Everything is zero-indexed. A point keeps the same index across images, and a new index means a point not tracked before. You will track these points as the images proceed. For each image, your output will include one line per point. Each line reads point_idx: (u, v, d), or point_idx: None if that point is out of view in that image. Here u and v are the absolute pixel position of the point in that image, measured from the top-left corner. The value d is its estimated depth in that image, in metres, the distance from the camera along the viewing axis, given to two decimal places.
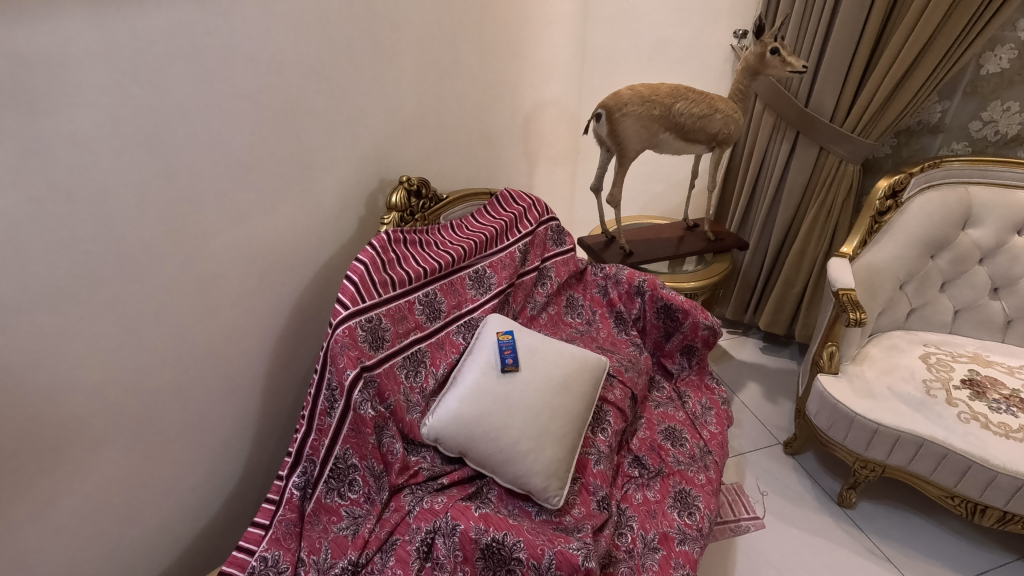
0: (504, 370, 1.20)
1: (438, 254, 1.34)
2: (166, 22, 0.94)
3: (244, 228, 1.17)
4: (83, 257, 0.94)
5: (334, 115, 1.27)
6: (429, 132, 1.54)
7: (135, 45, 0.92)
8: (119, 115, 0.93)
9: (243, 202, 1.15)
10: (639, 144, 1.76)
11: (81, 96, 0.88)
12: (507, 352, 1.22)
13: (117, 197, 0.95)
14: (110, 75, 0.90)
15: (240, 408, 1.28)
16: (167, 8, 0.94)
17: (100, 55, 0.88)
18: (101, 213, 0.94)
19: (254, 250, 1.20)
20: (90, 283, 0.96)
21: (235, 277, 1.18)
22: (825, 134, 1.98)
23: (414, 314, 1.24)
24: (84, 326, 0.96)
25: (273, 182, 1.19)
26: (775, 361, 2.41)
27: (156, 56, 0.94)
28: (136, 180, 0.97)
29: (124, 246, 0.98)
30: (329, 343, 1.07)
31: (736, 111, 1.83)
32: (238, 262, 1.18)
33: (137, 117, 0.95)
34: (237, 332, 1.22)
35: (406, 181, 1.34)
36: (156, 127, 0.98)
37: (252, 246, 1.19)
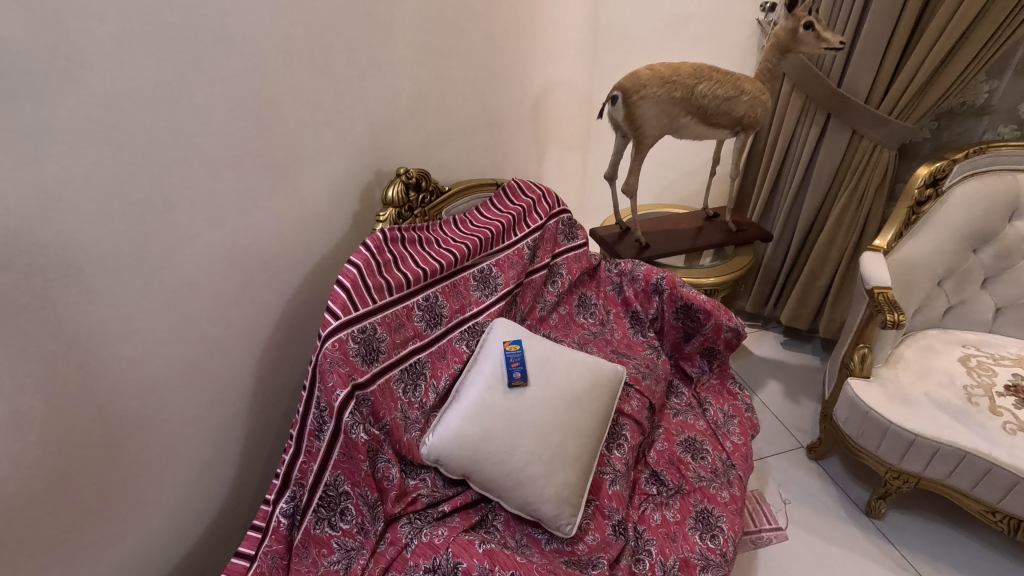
0: (512, 385, 1.09)
1: (440, 254, 1.23)
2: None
3: (223, 228, 1.05)
4: (37, 268, 0.83)
5: (322, 100, 1.14)
6: (428, 118, 1.41)
7: (86, 25, 0.80)
8: (72, 106, 0.81)
9: (220, 200, 1.04)
10: (658, 130, 1.62)
11: (25, 85, 0.76)
12: (515, 364, 1.12)
13: (75, 199, 0.84)
14: (59, 60, 0.79)
15: (225, 422, 1.18)
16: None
17: (44, 35, 0.76)
18: (53, 217, 0.83)
19: (233, 253, 1.09)
20: (48, 296, 0.85)
21: (213, 282, 1.07)
22: (859, 117, 1.83)
23: (413, 321, 1.14)
24: (42, 346, 0.86)
25: (255, 178, 1.08)
26: (796, 357, 2.29)
27: (112, 37, 0.83)
28: (92, 178, 0.86)
29: (82, 253, 0.87)
30: (317, 358, 0.96)
31: (763, 92, 1.69)
32: (216, 267, 1.07)
33: (93, 108, 0.83)
34: (219, 341, 1.11)
35: (404, 174, 1.21)
36: (113, 118, 0.86)
37: (232, 248, 1.08)
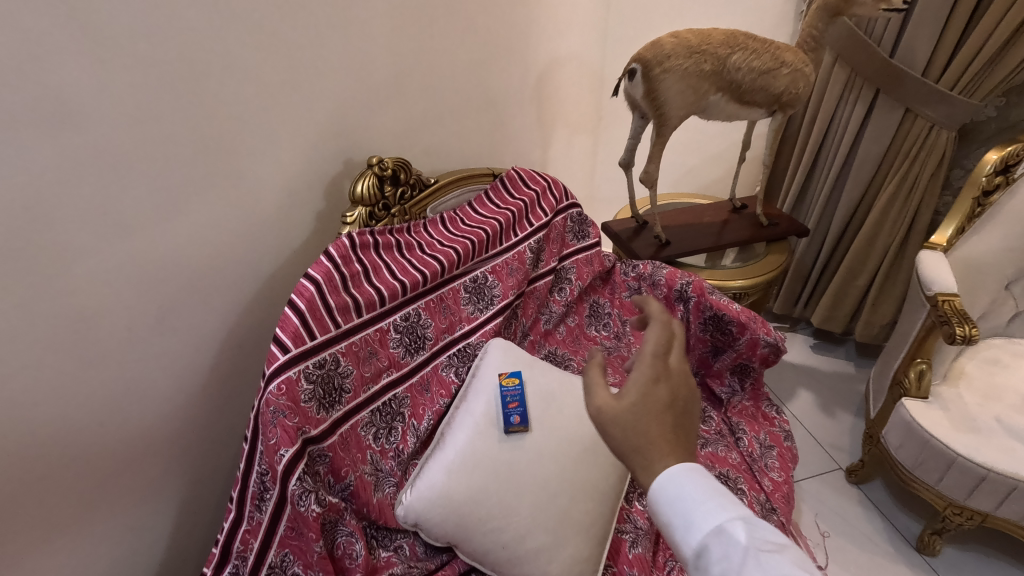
0: (508, 430, 0.88)
1: (423, 262, 1.01)
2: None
3: (141, 235, 0.84)
4: None
5: (268, 73, 0.91)
6: (411, 96, 1.18)
7: None
8: None
9: (134, 200, 0.81)
10: (684, 109, 1.38)
11: None
12: (513, 405, 0.90)
13: None
14: None
15: (161, 470, 0.97)
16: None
17: None
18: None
19: (158, 266, 0.87)
20: None
21: (132, 304, 0.85)
22: (914, 92, 1.58)
23: (388, 348, 0.92)
24: None
25: (182, 171, 0.85)
26: (828, 362, 2.06)
27: None
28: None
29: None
30: (258, 405, 0.75)
31: (806, 64, 1.45)
32: (135, 284, 0.85)
33: None
34: (146, 375, 0.90)
35: (376, 163, 0.98)
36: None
37: (155, 260, 0.86)
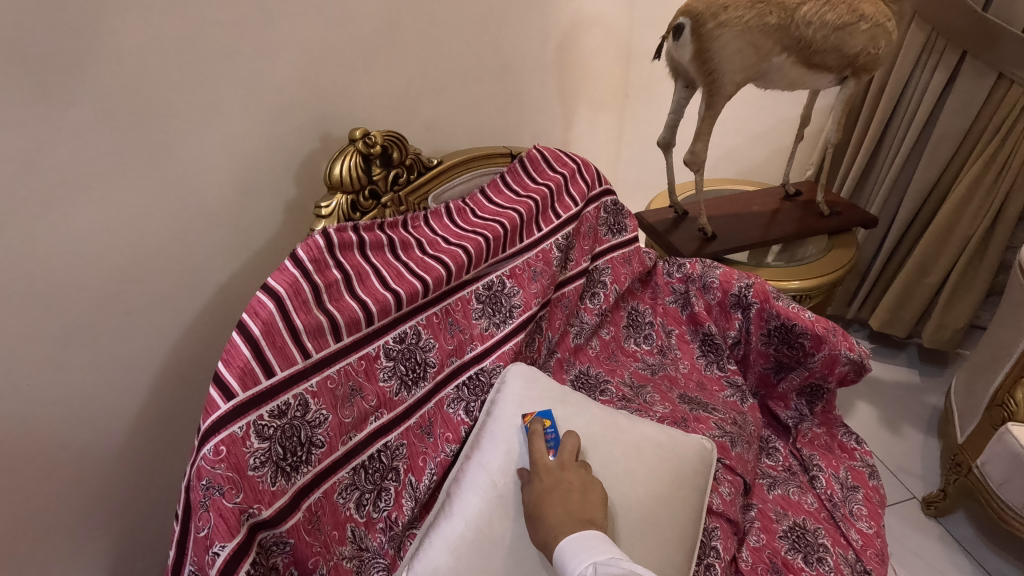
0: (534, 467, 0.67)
1: (423, 265, 0.78)
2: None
3: (23, 228, 0.62)
4: None
5: (205, 11, 0.69)
6: (408, 58, 0.95)
7: None
8: None
9: (8, 183, 0.59)
10: (741, 74, 1.13)
11: None
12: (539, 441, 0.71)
13: None
14: None
15: (81, 533, 0.76)
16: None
17: None
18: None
19: (54, 274, 0.65)
20: None
21: (17, 323, 0.64)
22: (1011, 54, 1.32)
23: (376, 382, 0.70)
24: None
25: (81, 143, 0.63)
26: (889, 371, 1.81)
27: None
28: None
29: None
30: (188, 476, 0.54)
31: (887, 19, 1.20)
32: (20, 297, 0.63)
33: None
34: (46, 415, 0.68)
35: (361, 138, 0.75)
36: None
37: (48, 263, 0.64)
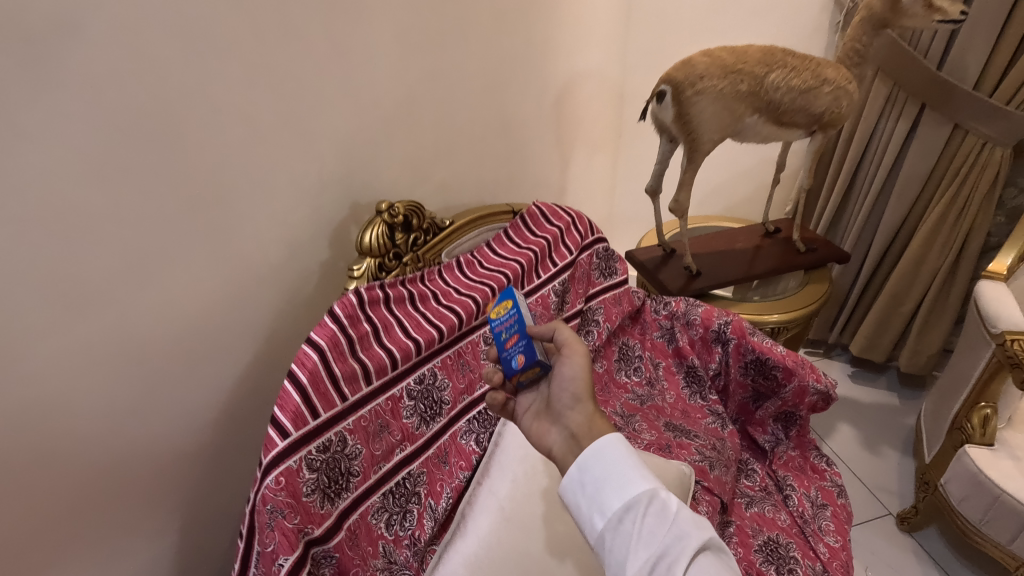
0: (548, 368, 0.76)
1: (438, 315, 0.90)
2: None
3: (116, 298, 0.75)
4: None
5: (260, 110, 0.83)
6: (423, 128, 1.10)
7: None
8: None
9: (104, 264, 0.72)
10: (718, 132, 1.27)
11: None
12: (514, 340, 0.76)
13: None
14: None
15: (148, 553, 0.88)
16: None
17: None
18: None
19: (137, 334, 0.78)
20: None
21: (106, 376, 0.76)
22: (965, 108, 1.46)
23: (401, 418, 0.82)
24: None
25: (165, 227, 0.76)
26: (869, 393, 1.93)
27: None
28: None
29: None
30: (254, 501, 0.66)
31: (850, 81, 1.33)
32: (113, 355, 0.76)
33: None
34: (126, 453, 0.81)
35: (386, 210, 0.89)
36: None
37: (133, 327, 0.77)
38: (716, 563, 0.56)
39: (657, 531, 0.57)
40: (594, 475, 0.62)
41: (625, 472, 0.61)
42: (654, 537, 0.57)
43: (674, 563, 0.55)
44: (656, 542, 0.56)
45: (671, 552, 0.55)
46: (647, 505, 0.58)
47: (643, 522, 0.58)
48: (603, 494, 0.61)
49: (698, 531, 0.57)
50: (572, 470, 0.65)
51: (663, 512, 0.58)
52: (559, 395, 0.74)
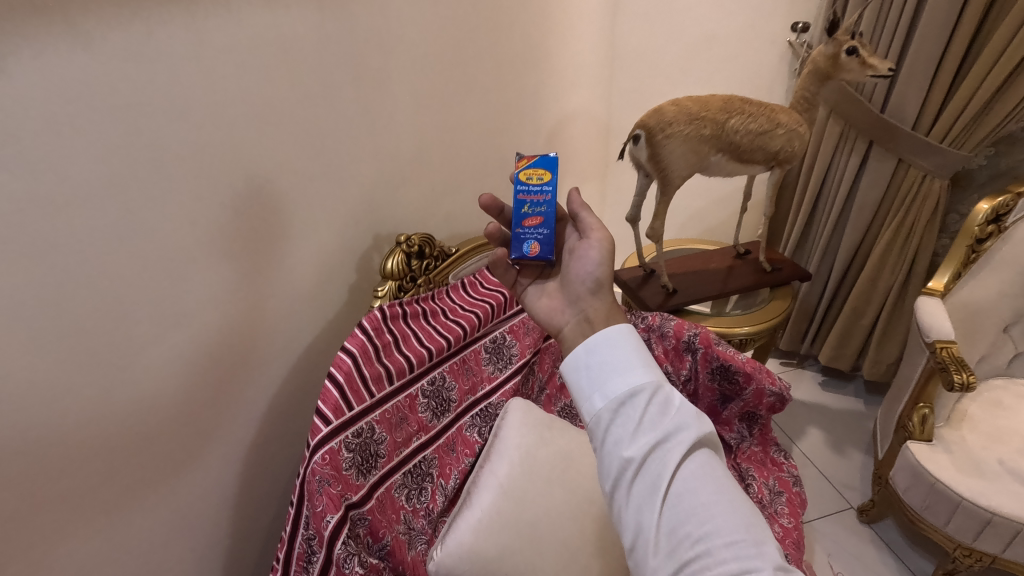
0: (549, 267, 0.91)
1: (447, 328, 1.08)
2: (42, 69, 0.69)
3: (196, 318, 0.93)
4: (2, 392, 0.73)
5: (305, 163, 1.02)
6: (432, 171, 1.29)
7: (44, 118, 0.71)
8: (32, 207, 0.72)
9: (189, 291, 0.91)
10: (686, 170, 1.47)
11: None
12: (535, 223, 0.90)
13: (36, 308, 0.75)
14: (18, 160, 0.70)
15: (206, 530, 1.05)
16: (41, 51, 0.68)
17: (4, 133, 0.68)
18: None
19: (209, 346, 0.96)
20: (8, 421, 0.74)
21: (187, 382, 0.94)
22: (906, 144, 1.66)
23: (416, 412, 1.00)
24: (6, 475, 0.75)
25: (232, 259, 0.95)
26: (837, 400, 2.10)
27: (74, 129, 0.73)
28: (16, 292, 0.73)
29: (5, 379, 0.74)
30: (304, 473, 0.83)
31: (801, 124, 1.54)
32: (190, 364, 0.94)
33: (55, 203, 0.74)
34: (195, 445, 0.98)
35: (405, 242, 1.07)
36: (41, 222, 0.73)
37: (206, 340, 0.95)
38: (701, 453, 0.62)
39: (657, 418, 0.62)
40: (601, 358, 0.66)
41: (633, 361, 0.65)
42: (653, 423, 0.61)
43: (670, 447, 0.60)
44: (654, 425, 0.61)
45: (669, 437, 0.60)
46: (652, 395, 0.63)
47: (645, 408, 0.62)
48: (608, 377, 0.65)
49: (693, 422, 0.62)
50: (577, 352, 0.68)
51: (665, 404, 0.63)
52: (580, 279, 0.80)
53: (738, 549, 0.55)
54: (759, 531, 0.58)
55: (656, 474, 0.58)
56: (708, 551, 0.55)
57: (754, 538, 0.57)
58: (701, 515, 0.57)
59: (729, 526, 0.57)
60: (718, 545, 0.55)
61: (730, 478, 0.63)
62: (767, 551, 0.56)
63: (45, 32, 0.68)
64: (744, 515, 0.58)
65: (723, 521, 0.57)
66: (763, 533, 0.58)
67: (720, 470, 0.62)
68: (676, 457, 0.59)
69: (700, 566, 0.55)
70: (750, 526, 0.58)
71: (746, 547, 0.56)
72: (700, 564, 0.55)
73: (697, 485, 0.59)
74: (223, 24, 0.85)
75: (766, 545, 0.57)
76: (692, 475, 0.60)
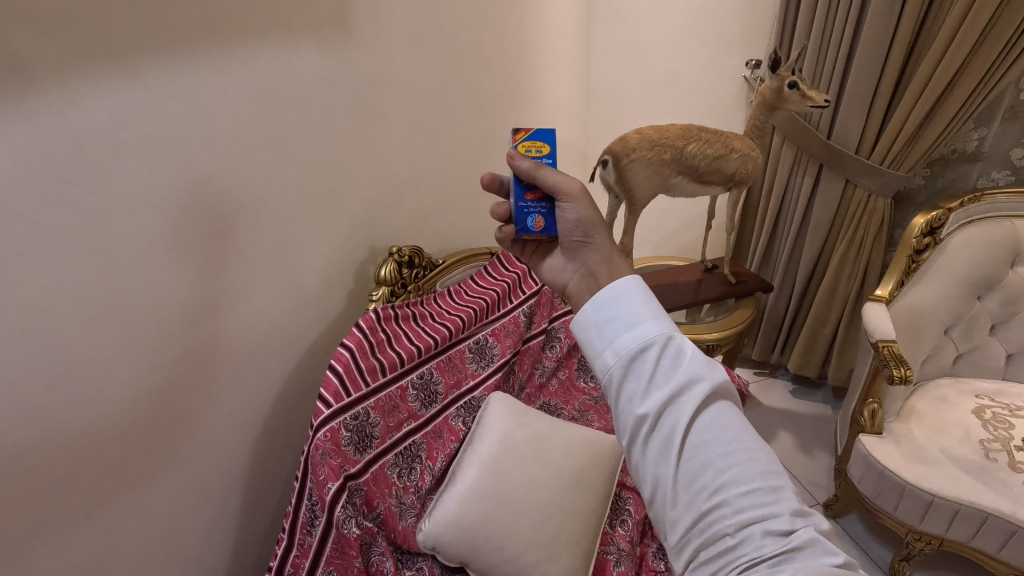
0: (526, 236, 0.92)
1: (434, 328, 1.22)
2: (101, 104, 0.84)
3: (215, 319, 1.06)
4: (56, 375, 0.85)
5: (311, 185, 1.18)
6: (422, 192, 1.46)
7: (101, 144, 0.85)
8: (88, 217, 0.85)
9: (211, 294, 1.04)
10: (651, 190, 1.63)
11: (52, 204, 0.82)
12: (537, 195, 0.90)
13: (86, 304, 0.88)
14: (78, 179, 0.84)
15: (216, 513, 1.16)
16: (101, 91, 0.84)
17: (70, 156, 0.82)
18: (30, 328, 0.82)
19: (226, 344, 1.09)
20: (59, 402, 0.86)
21: (206, 375, 1.06)
22: (851, 166, 1.84)
23: (407, 402, 1.13)
24: (55, 450, 0.87)
25: (247, 267, 1.09)
26: (806, 406, 2.23)
27: (123, 154, 0.88)
28: (73, 289, 0.86)
29: (60, 365, 0.86)
30: (309, 449, 0.97)
31: (753, 149, 1.71)
32: (209, 360, 1.06)
33: (105, 215, 0.87)
34: (210, 433, 1.10)
35: (396, 252, 1.23)
36: (96, 230, 0.87)
37: (223, 339, 1.08)
38: (715, 402, 0.65)
39: (669, 372, 0.64)
40: (610, 315, 0.69)
41: (643, 315, 0.67)
42: (666, 378, 0.64)
43: (683, 401, 0.63)
44: (667, 379, 0.64)
45: (682, 391, 0.63)
46: (663, 349, 0.65)
47: (657, 362, 0.65)
48: (618, 333, 0.67)
49: (706, 373, 0.64)
50: (588, 310, 0.70)
51: (676, 356, 0.65)
52: (567, 237, 0.89)
53: (754, 497, 0.59)
54: (774, 476, 0.62)
55: (671, 429, 0.62)
56: (725, 500, 0.59)
57: (770, 484, 0.60)
58: (717, 467, 0.60)
59: (746, 475, 0.60)
60: (735, 494, 0.59)
61: (745, 424, 0.66)
62: (782, 496, 0.60)
63: (107, 75, 0.84)
64: (761, 463, 0.61)
65: (740, 470, 0.60)
66: (779, 477, 0.62)
67: (735, 418, 0.65)
68: (690, 412, 0.62)
69: (717, 515, 0.59)
70: (766, 473, 0.61)
71: (761, 495, 0.59)
72: (718, 514, 0.59)
73: (712, 437, 0.62)
74: (246, 68, 1.01)
75: (781, 489, 0.61)
76: (708, 427, 0.63)
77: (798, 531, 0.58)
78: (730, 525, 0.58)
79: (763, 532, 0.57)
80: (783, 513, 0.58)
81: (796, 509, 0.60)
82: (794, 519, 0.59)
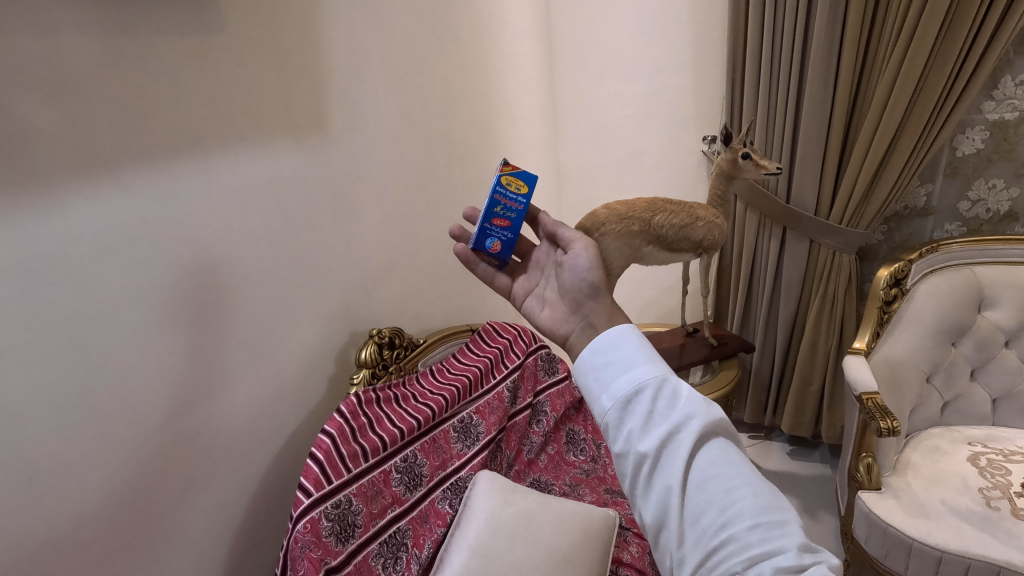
0: (502, 268, 0.98)
1: (416, 409, 1.21)
2: (89, 209, 0.89)
3: (194, 411, 1.05)
4: (27, 478, 0.84)
5: (291, 276, 1.22)
6: (401, 277, 1.51)
7: (85, 246, 0.89)
8: (68, 316, 0.88)
9: (190, 385, 1.04)
10: (623, 261, 1.68)
11: (34, 306, 0.84)
12: (503, 225, 0.94)
13: (63, 402, 0.87)
14: (57, 279, 0.86)
15: None
16: (90, 197, 0.89)
17: (53, 258, 0.86)
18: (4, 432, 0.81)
19: (203, 437, 1.07)
20: (27, 505, 0.84)
21: (182, 470, 1.04)
22: (813, 227, 1.93)
23: (390, 487, 1.10)
24: (18, 560, 0.83)
25: (226, 358, 1.10)
26: (805, 467, 2.19)
27: (105, 254, 0.91)
28: (50, 389, 0.86)
29: (34, 466, 0.84)
30: (289, 542, 0.95)
31: (718, 216, 1.78)
32: (185, 454, 1.04)
33: (86, 313, 0.90)
34: (185, 533, 1.06)
35: (376, 334, 1.27)
36: (77, 330, 0.89)
37: (203, 431, 1.07)
38: (713, 439, 0.63)
39: (666, 411, 0.64)
40: (606, 359, 0.70)
41: (637, 359, 0.68)
42: (664, 416, 0.63)
43: (681, 438, 0.61)
44: (664, 418, 0.63)
45: (679, 427, 0.62)
46: (658, 390, 0.65)
47: (653, 402, 0.64)
48: (613, 376, 0.67)
49: (701, 410, 0.63)
50: (585, 356, 0.72)
51: (672, 398, 0.65)
52: (574, 281, 0.84)
53: (763, 531, 0.56)
54: (780, 511, 0.58)
55: (671, 467, 0.60)
56: (733, 536, 0.55)
57: (776, 519, 0.57)
58: (721, 503, 0.58)
59: (748, 509, 0.57)
60: (742, 529, 0.56)
61: (744, 462, 0.64)
62: (789, 531, 0.56)
63: (93, 185, 0.89)
64: (765, 497, 0.59)
65: (744, 505, 0.58)
66: (784, 512, 0.59)
67: (736, 456, 0.63)
68: (688, 447, 0.60)
69: (725, 552, 0.55)
70: (770, 508, 0.58)
71: (769, 529, 0.56)
72: (725, 551, 0.55)
73: (712, 474, 0.60)
74: (225, 171, 1.08)
75: (787, 525, 0.57)
76: (709, 463, 0.61)
77: (810, 569, 0.53)
78: (738, 563, 0.54)
79: (774, 569, 0.53)
80: (792, 549, 0.54)
81: (805, 545, 0.56)
82: (804, 556, 0.55)
